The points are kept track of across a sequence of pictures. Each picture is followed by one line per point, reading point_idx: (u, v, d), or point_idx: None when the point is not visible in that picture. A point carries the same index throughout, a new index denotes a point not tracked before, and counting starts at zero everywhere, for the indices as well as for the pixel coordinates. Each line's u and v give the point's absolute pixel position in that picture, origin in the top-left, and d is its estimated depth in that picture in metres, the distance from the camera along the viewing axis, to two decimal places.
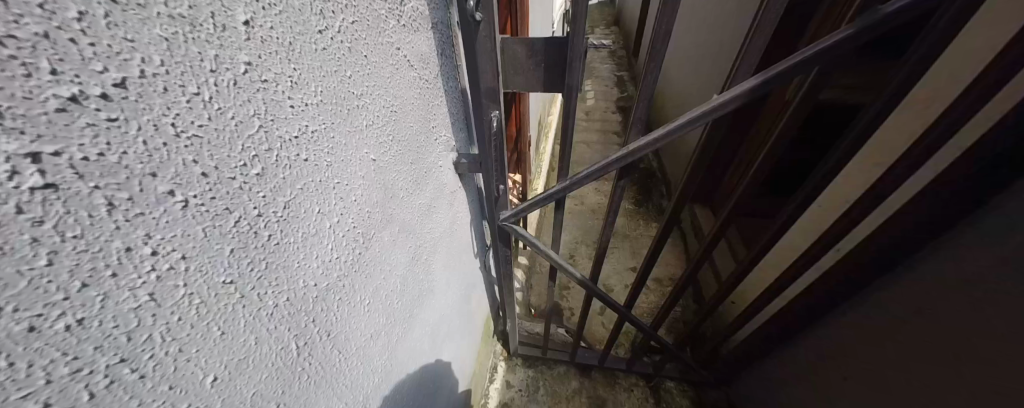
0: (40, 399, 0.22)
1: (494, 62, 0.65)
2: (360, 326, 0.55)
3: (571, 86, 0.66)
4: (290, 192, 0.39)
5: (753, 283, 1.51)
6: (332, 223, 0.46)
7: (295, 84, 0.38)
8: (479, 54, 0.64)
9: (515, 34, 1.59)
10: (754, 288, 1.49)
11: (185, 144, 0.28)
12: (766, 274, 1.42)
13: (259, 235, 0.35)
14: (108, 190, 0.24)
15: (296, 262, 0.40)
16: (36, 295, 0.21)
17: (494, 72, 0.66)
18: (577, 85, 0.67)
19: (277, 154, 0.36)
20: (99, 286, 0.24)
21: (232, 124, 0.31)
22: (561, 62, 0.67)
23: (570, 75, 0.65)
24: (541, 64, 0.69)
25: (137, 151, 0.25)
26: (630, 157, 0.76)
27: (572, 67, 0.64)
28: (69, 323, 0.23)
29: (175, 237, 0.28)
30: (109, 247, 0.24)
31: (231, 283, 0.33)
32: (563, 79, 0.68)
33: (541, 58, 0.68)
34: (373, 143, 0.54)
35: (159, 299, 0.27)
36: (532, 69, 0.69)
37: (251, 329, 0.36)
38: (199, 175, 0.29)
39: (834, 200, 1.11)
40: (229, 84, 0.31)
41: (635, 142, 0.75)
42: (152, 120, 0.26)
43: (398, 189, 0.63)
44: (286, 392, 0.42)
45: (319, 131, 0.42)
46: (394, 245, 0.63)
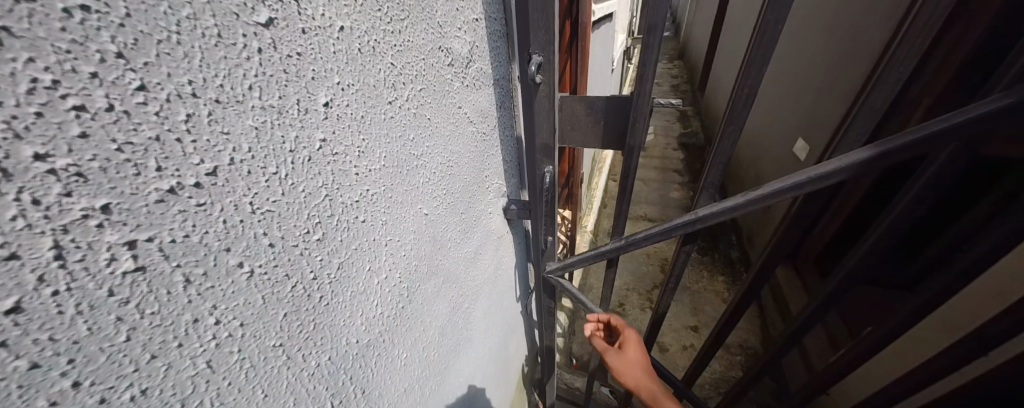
0: None
1: (552, 120, 0.65)
2: (393, 380, 0.53)
3: (633, 147, 0.63)
4: (345, 253, 0.40)
5: (879, 368, 1.28)
6: (380, 279, 0.47)
7: (362, 153, 0.40)
8: (536, 113, 0.65)
9: (575, 78, 1.61)
10: (879, 377, 1.27)
11: (259, 219, 0.30)
12: (896, 363, 1.20)
13: (312, 297, 0.36)
14: (187, 267, 0.26)
15: (342, 320, 0.41)
16: (110, 369, 0.23)
17: (551, 129, 0.66)
18: (639, 146, 0.63)
19: (338, 218, 0.38)
20: (167, 357, 0.26)
21: (302, 196, 0.33)
22: (623, 121, 0.64)
23: (632, 135, 0.61)
24: (601, 121, 0.66)
25: (217, 230, 0.27)
26: (699, 224, 0.69)
27: (634, 125, 0.60)
28: (134, 393, 0.24)
29: (237, 306, 0.30)
30: (179, 319, 0.26)
31: (280, 345, 0.34)
32: (625, 138, 0.65)
33: (601, 116, 0.65)
34: (428, 198, 0.55)
35: (214, 366, 0.29)
36: (591, 126, 0.67)
37: (292, 390, 0.36)
38: (267, 246, 0.31)
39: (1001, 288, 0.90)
40: (304, 160, 0.33)
41: (706, 208, 0.68)
42: (234, 201, 0.28)
43: (449, 240, 0.64)
44: None
45: (377, 193, 0.43)
46: (437, 297, 0.63)
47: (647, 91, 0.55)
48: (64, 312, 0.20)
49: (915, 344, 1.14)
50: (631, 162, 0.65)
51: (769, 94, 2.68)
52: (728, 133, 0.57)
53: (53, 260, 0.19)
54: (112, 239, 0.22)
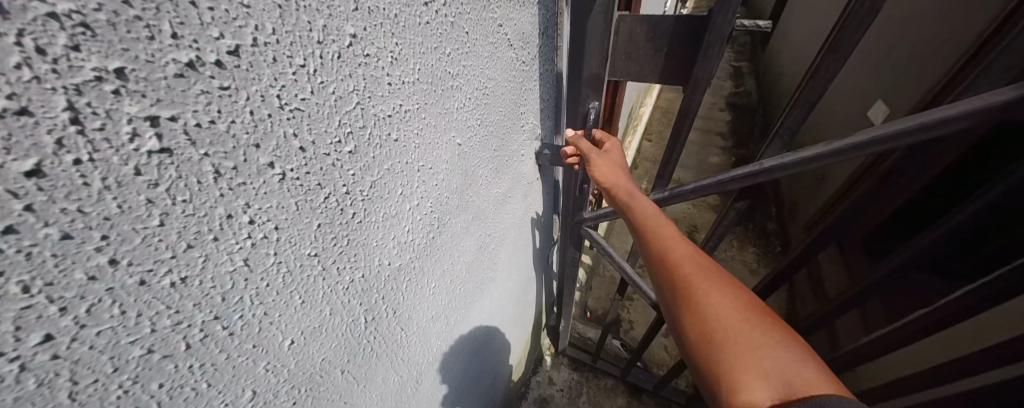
0: (145, 345, 0.23)
1: (604, 46, 0.58)
2: (422, 306, 0.54)
3: (699, 80, 0.55)
4: (377, 172, 0.38)
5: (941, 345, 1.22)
6: (412, 206, 0.45)
7: (395, 60, 0.36)
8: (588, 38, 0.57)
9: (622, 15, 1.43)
10: (941, 355, 1.21)
11: (287, 117, 0.27)
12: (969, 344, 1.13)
13: (345, 212, 0.35)
14: (216, 158, 0.24)
15: (375, 240, 0.40)
16: (147, 251, 0.22)
17: (602, 57, 0.59)
18: (705, 80, 0.55)
19: (370, 132, 0.35)
20: (204, 249, 0.25)
21: (332, 100, 0.31)
22: (691, 48, 0.56)
23: (701, 66, 0.54)
24: (664, 48, 0.58)
25: (244, 120, 0.25)
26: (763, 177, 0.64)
27: (706, 54, 0.52)
28: (174, 280, 0.24)
29: (270, 209, 0.28)
30: (213, 213, 0.24)
31: (315, 256, 0.33)
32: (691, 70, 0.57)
33: (665, 42, 0.57)
34: (462, 126, 0.51)
35: (252, 265, 0.28)
36: (650, 55, 0.59)
37: (328, 300, 0.36)
38: (297, 149, 0.29)
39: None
40: (334, 57, 0.29)
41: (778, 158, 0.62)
42: (260, 91, 0.25)
43: (481, 177, 0.61)
44: (353, 361, 0.42)
45: (410, 111, 0.40)
46: (465, 233, 0.62)
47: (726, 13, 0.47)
48: (90, 184, 0.19)
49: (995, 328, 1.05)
50: (693, 99, 0.58)
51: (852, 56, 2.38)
52: (826, 64, 0.51)
53: (70, 124, 0.18)
54: (131, 111, 0.19)
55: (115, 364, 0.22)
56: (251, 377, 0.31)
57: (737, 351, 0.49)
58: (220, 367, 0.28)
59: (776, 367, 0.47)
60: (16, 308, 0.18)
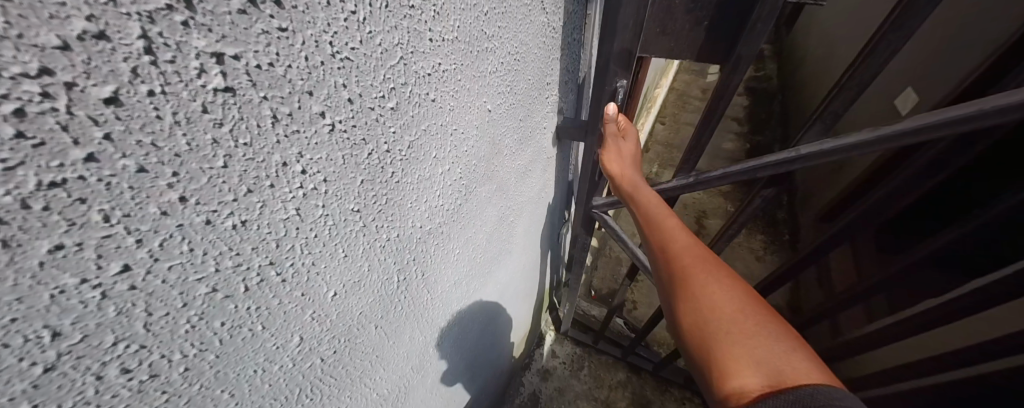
0: (210, 283, 0.24)
1: (637, 16, 0.56)
2: (446, 271, 0.56)
3: (742, 56, 0.57)
4: (415, 132, 0.38)
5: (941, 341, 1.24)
6: (444, 170, 0.45)
7: (437, 15, 0.35)
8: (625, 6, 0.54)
9: None
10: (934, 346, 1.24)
11: (338, 66, 0.27)
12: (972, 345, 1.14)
13: (385, 170, 0.35)
14: (274, 103, 0.24)
15: (410, 202, 0.41)
16: (213, 192, 0.22)
17: (635, 28, 0.58)
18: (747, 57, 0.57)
19: (411, 89, 0.35)
20: (262, 194, 0.25)
21: (379, 52, 0.30)
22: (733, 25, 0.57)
23: (745, 43, 0.55)
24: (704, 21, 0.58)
25: (299, 66, 0.24)
26: (800, 163, 0.63)
27: (753, 30, 0.54)
28: (236, 222, 0.24)
29: (320, 160, 0.28)
30: (270, 159, 0.25)
31: (357, 212, 0.34)
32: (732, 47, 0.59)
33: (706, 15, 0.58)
34: (493, 92, 0.50)
35: (303, 214, 0.29)
36: (687, 30, 0.61)
37: (366, 256, 0.37)
38: (346, 101, 0.29)
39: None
40: (382, 5, 0.28)
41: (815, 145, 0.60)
42: (315, 36, 0.25)
43: (506, 147, 0.61)
44: (385, 317, 0.44)
45: (448, 71, 0.39)
46: (488, 203, 0.62)
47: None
48: (162, 117, 0.19)
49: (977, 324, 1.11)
50: (734, 76, 0.60)
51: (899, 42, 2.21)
52: (887, 42, 0.51)
53: (144, 53, 0.17)
54: (200, 46, 0.19)
55: (183, 299, 0.23)
56: (298, 324, 0.32)
57: (731, 340, 0.50)
58: (272, 311, 0.30)
59: (767, 355, 0.47)
60: (98, 236, 0.18)
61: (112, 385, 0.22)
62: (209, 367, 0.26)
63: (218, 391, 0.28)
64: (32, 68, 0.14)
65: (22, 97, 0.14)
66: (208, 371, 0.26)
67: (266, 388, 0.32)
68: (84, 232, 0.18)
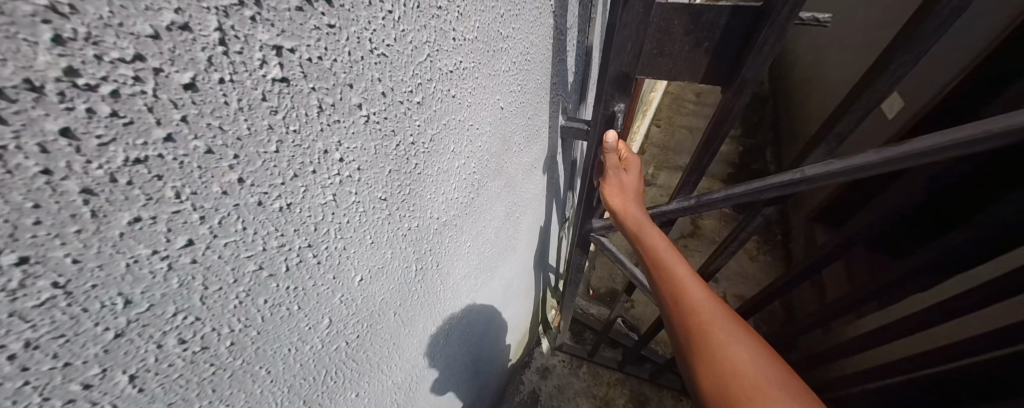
0: (257, 261, 0.26)
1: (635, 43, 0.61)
2: (458, 263, 0.58)
3: (746, 80, 0.60)
4: (437, 126, 0.40)
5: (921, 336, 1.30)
6: (460, 164, 0.47)
7: (460, 15, 0.37)
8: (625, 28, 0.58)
9: None
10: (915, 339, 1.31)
11: (375, 61, 0.29)
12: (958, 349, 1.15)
13: (410, 162, 0.37)
14: (320, 94, 0.26)
15: (430, 194, 0.43)
16: (265, 175, 0.24)
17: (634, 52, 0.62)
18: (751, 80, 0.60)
19: (435, 85, 0.37)
20: (307, 179, 0.27)
21: (410, 49, 0.32)
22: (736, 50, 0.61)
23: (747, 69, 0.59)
24: (704, 43, 0.60)
25: (342, 60, 0.26)
26: (806, 185, 0.64)
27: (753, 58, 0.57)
28: (283, 204, 0.26)
29: (355, 149, 0.30)
30: (314, 146, 0.27)
31: (384, 200, 0.36)
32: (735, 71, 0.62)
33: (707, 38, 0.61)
34: (506, 90, 0.52)
35: (338, 200, 0.31)
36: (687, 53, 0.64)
37: (390, 244, 0.39)
38: (380, 95, 0.31)
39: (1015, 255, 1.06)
40: (414, 6, 0.31)
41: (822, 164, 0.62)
42: (357, 33, 0.26)
43: (516, 144, 0.64)
44: (403, 305, 0.47)
45: (467, 68, 0.41)
46: (498, 198, 0.64)
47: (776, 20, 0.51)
48: (229, 103, 0.21)
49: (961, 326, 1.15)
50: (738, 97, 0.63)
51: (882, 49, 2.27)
52: (896, 64, 0.53)
53: (218, 44, 0.19)
54: (263, 39, 0.21)
55: (234, 275, 0.25)
56: (328, 306, 0.34)
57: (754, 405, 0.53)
58: (307, 292, 0.32)
59: None
60: (170, 211, 0.20)
61: (169, 355, 0.23)
62: (250, 342, 0.28)
63: (257, 367, 0.30)
64: (128, 54, 0.16)
65: (119, 79, 0.16)
66: (250, 346, 0.29)
67: (297, 368, 0.34)
68: (158, 207, 0.20)
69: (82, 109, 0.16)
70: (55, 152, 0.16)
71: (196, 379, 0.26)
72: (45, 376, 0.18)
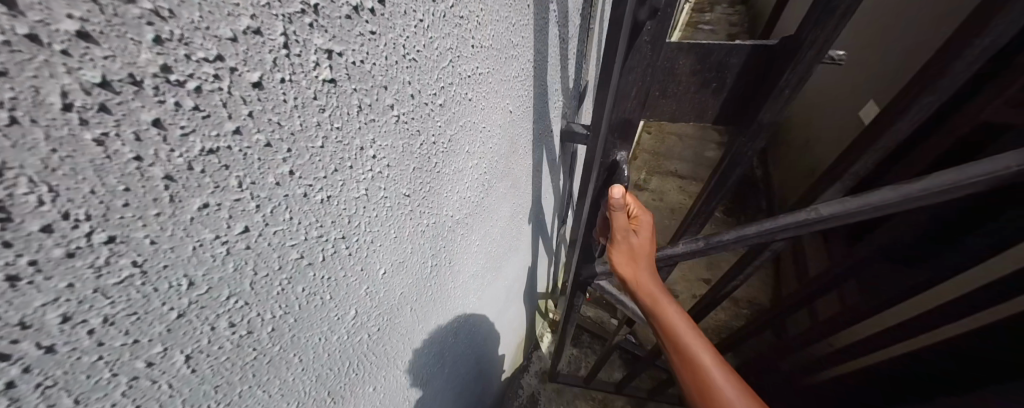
0: (299, 250, 0.28)
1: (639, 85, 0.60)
2: (468, 261, 0.60)
3: (762, 122, 0.62)
4: (456, 127, 0.42)
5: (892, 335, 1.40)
6: (473, 165, 0.50)
7: (478, 25, 0.39)
8: (631, 70, 0.58)
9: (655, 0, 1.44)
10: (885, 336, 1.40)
11: (406, 64, 0.31)
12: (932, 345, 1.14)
13: (431, 161, 0.39)
14: (360, 95, 0.28)
15: (446, 192, 0.45)
16: (311, 168, 0.26)
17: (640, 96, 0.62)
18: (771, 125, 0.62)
19: (455, 89, 0.39)
20: (346, 173, 0.29)
21: (435, 55, 0.34)
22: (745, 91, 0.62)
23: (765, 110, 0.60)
24: (711, 83, 0.62)
25: (380, 64, 0.28)
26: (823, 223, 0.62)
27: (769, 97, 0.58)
28: (324, 197, 0.28)
29: (386, 147, 0.32)
30: (352, 142, 0.29)
31: (407, 197, 0.38)
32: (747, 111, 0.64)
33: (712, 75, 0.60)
34: (515, 94, 0.55)
35: (369, 195, 0.32)
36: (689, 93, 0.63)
37: (411, 240, 0.41)
38: (410, 96, 0.33)
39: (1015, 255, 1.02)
40: (441, 16, 0.33)
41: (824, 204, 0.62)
42: (393, 38, 0.29)
43: (522, 147, 0.66)
44: (418, 300, 0.48)
45: (483, 73, 0.44)
46: (504, 198, 0.66)
47: (803, 63, 0.52)
48: (287, 101, 0.23)
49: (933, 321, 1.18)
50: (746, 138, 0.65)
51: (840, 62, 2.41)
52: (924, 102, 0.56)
53: (282, 47, 0.21)
54: (318, 43, 0.23)
55: (279, 262, 0.27)
56: (354, 298, 0.36)
57: None
58: (338, 282, 0.33)
59: None
60: (233, 199, 0.22)
61: (219, 337, 0.25)
62: (288, 329, 0.30)
63: (291, 355, 0.31)
64: (211, 54, 0.18)
65: (202, 77, 0.18)
66: (287, 333, 0.30)
67: (325, 359, 0.35)
68: (223, 194, 0.21)
69: (171, 102, 0.18)
70: (147, 140, 0.17)
71: (240, 362, 0.27)
72: (117, 352, 0.20)
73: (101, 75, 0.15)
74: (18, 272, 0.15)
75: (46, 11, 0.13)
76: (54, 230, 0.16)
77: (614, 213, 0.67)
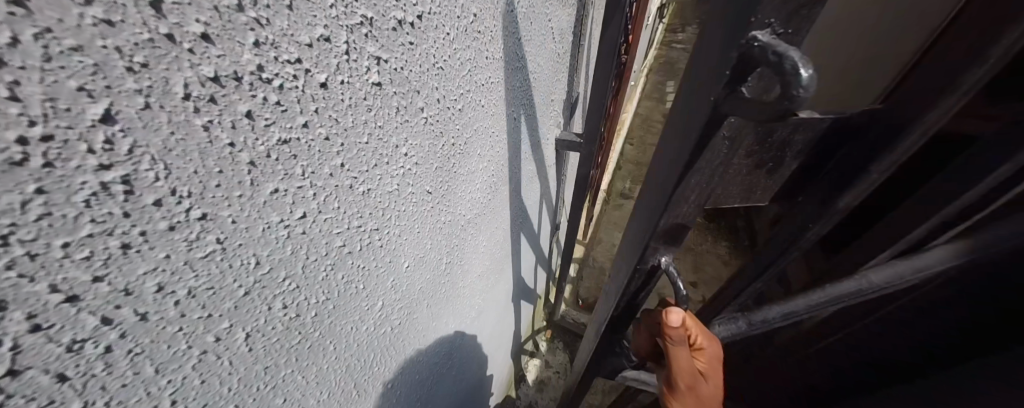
0: (342, 238, 0.30)
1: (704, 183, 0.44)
2: (476, 262, 0.63)
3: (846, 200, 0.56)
4: (471, 131, 0.46)
5: None
6: (483, 168, 0.53)
7: (492, 39, 0.44)
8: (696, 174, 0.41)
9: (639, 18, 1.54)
10: None
11: (435, 72, 0.35)
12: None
13: (450, 162, 0.43)
14: (399, 97, 0.31)
15: (461, 193, 0.48)
16: (357, 162, 0.29)
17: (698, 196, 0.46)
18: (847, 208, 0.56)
19: (472, 96, 0.43)
20: (383, 168, 0.32)
21: (457, 65, 0.38)
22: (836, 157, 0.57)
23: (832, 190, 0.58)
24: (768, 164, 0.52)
25: (415, 70, 0.32)
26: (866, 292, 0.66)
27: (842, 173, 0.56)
28: (365, 189, 0.31)
29: (416, 146, 0.36)
30: (390, 140, 0.32)
31: (429, 195, 0.41)
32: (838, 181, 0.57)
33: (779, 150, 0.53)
34: (518, 103, 0.60)
35: (399, 190, 0.35)
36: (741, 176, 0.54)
37: (431, 236, 0.44)
38: (436, 101, 0.36)
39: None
40: (463, 30, 0.37)
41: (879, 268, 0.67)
42: (426, 48, 0.32)
43: (524, 153, 0.71)
44: (434, 298, 0.51)
45: (494, 84, 0.48)
46: (507, 202, 0.70)
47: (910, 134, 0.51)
48: (344, 100, 0.26)
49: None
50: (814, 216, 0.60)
51: None
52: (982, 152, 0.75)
53: (344, 53, 0.25)
54: (370, 51, 0.27)
55: (325, 248, 0.29)
56: (382, 289, 0.38)
57: None
58: (370, 273, 0.35)
59: None
60: (295, 185, 0.25)
61: (273, 317, 0.27)
62: (327, 316, 0.32)
63: (328, 342, 0.33)
64: (292, 57, 0.21)
65: (284, 76, 0.21)
66: (326, 320, 0.32)
67: (353, 349, 0.38)
68: (288, 181, 0.24)
69: (260, 97, 0.20)
70: (239, 128, 0.20)
71: (286, 344, 0.29)
72: (193, 325, 0.22)
73: (214, 70, 0.18)
74: (130, 241, 0.17)
75: (181, 16, 0.16)
76: (162, 204, 0.18)
77: (674, 347, 0.59)
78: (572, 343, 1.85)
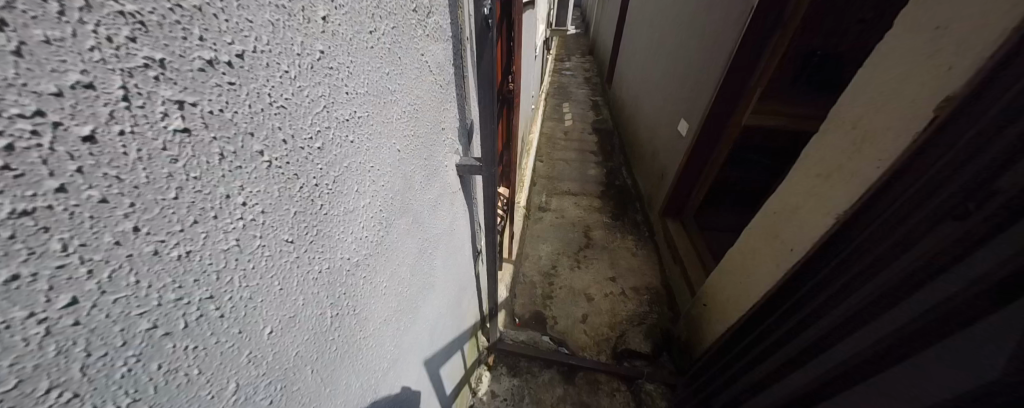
0: (150, 318, 0.25)
1: None
2: (377, 306, 0.58)
3: None
4: (339, 168, 0.43)
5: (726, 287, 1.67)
6: (365, 202, 0.50)
7: (350, 74, 0.43)
8: None
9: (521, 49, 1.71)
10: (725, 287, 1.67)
11: (275, 112, 0.33)
12: (778, 267, 1.35)
13: (314, 203, 0.39)
14: (221, 142, 0.28)
15: (337, 234, 0.44)
16: (162, 222, 0.24)
17: None
18: None
19: (332, 132, 0.41)
20: (208, 225, 0.28)
21: (306, 101, 0.36)
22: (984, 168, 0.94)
23: None
24: None
25: (243, 111, 0.29)
26: None
27: None
28: (181, 253, 0.26)
29: (258, 192, 0.32)
30: (215, 191, 0.28)
31: (292, 241, 0.37)
32: None
33: None
34: (400, 135, 0.59)
35: (241, 245, 0.31)
36: None
37: (301, 290, 0.39)
38: (282, 141, 0.34)
39: (828, 154, 1.18)
40: (308, 67, 0.36)
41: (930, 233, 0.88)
42: (256, 89, 0.30)
43: (418, 182, 0.69)
44: (320, 359, 0.45)
45: (363, 117, 0.47)
46: (407, 235, 0.67)
47: None
48: (127, 154, 0.21)
49: (765, 238, 1.43)
50: None
51: (653, 95, 3.18)
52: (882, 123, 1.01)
53: (121, 100, 0.21)
54: (166, 95, 0.23)
55: (122, 338, 0.23)
56: (234, 366, 0.32)
57: None
58: (209, 351, 0.30)
59: None
60: (54, 265, 0.18)
61: None
62: None
63: None
64: (28, 109, 0.16)
65: (14, 133, 0.16)
66: None
67: None
68: (40, 261, 0.18)
69: None
70: None
71: None
72: None
73: None
74: None
75: None
76: None
77: None
78: (515, 365, 1.84)
